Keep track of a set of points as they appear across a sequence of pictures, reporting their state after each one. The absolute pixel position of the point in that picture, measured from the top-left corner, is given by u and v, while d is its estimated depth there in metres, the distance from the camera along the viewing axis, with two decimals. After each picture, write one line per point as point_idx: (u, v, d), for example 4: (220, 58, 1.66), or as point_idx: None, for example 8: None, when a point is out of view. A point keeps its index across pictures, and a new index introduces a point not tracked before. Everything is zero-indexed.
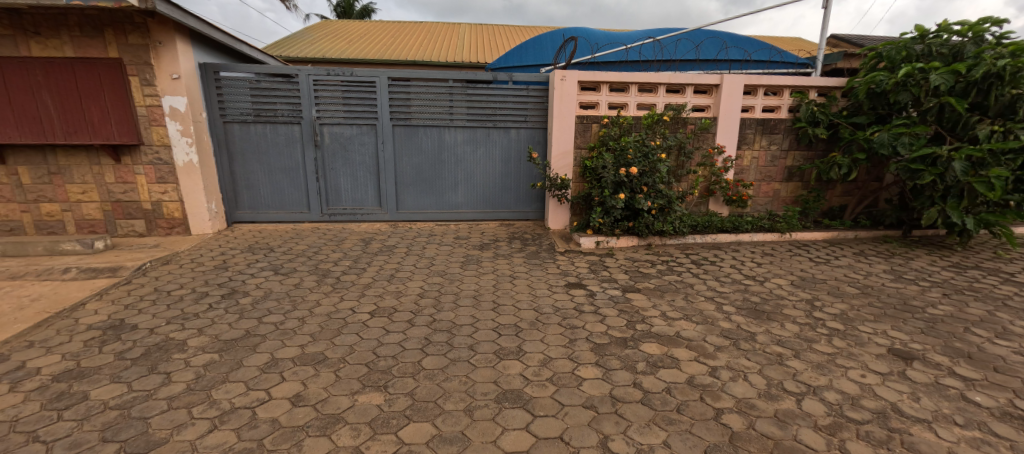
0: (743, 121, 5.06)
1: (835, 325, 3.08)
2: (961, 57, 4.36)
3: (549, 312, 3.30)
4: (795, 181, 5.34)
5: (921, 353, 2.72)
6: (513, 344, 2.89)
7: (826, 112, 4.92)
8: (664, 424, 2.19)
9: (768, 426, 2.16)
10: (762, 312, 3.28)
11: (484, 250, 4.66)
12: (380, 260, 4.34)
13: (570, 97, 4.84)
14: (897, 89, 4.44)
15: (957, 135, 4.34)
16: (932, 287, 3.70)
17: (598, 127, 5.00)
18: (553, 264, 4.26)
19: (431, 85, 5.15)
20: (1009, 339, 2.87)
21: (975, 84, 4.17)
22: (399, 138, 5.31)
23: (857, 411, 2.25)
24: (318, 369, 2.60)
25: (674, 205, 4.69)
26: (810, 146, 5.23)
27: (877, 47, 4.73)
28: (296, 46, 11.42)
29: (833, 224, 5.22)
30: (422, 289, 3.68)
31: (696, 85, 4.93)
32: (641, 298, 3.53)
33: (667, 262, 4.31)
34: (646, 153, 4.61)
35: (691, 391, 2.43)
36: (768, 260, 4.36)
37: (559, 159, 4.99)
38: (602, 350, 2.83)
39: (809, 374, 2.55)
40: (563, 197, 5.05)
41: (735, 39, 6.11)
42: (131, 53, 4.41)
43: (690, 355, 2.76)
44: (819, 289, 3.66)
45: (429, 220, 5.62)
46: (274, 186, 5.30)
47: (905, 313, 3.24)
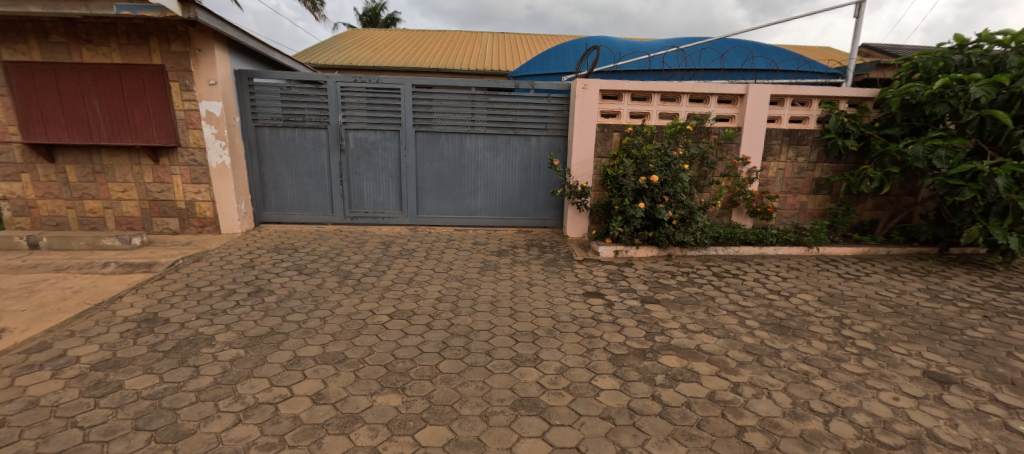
0: (769, 131, 4.94)
1: (866, 344, 2.95)
2: (1004, 69, 4.14)
3: (566, 320, 3.28)
4: (823, 194, 5.17)
5: (959, 378, 2.58)
6: (530, 351, 2.88)
7: (857, 123, 4.76)
8: (684, 439, 2.15)
9: (792, 446, 2.09)
10: (787, 328, 3.17)
11: (502, 256, 4.67)
12: (400, 263, 4.41)
13: (592, 106, 4.81)
14: (934, 100, 4.24)
15: (999, 150, 4.12)
16: (972, 308, 3.50)
17: (620, 136, 4.96)
18: (570, 272, 4.25)
19: (454, 92, 5.22)
20: None
21: (1019, 95, 3.95)
22: (421, 144, 5.39)
23: (888, 435, 2.15)
24: (338, 368, 2.65)
25: (695, 216, 4.60)
26: (839, 158, 5.06)
27: (913, 57, 4.54)
28: (326, 54, 11.80)
29: (864, 239, 5.03)
30: (440, 293, 3.72)
31: (720, 94, 4.84)
32: (660, 310, 3.46)
33: (688, 274, 4.22)
34: (668, 162, 4.55)
35: (712, 406, 2.38)
36: (794, 274, 4.22)
37: (579, 167, 4.98)
38: (619, 361, 2.79)
39: (838, 394, 2.45)
40: (583, 205, 4.99)
41: (762, 49, 5.99)
42: (173, 60, 4.64)
43: (712, 370, 2.69)
44: (849, 307, 3.51)
45: (448, 225, 5.68)
46: (300, 189, 5.46)
47: (941, 334, 3.08)
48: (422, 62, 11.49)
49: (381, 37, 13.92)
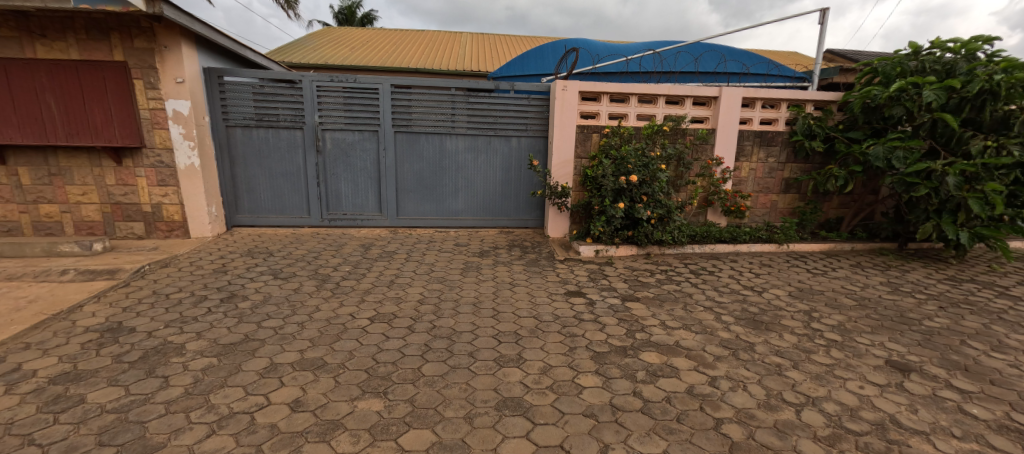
0: (741, 132, 5.10)
1: (833, 336, 3.09)
2: (953, 74, 4.38)
3: (548, 320, 3.30)
4: (792, 193, 5.37)
5: (918, 365, 2.73)
6: (513, 352, 2.89)
7: (822, 126, 4.98)
8: (664, 433, 2.20)
9: (767, 436, 2.18)
10: (760, 323, 3.29)
11: (484, 257, 4.66)
12: (380, 265, 4.34)
13: (571, 106, 4.86)
14: (892, 103, 4.46)
15: (951, 151, 4.39)
16: (929, 300, 3.72)
17: (599, 136, 5.02)
18: (552, 272, 4.28)
19: (433, 93, 5.18)
20: (1004, 352, 2.88)
21: (968, 100, 4.20)
22: (401, 145, 5.32)
23: (855, 422, 2.27)
24: (318, 374, 2.59)
25: (673, 215, 4.71)
26: (806, 159, 5.28)
27: (873, 62, 4.78)
28: (301, 52, 11.52)
29: (830, 236, 5.26)
30: (422, 295, 3.68)
31: (695, 97, 4.97)
32: (640, 307, 3.53)
33: (666, 272, 4.32)
34: (646, 163, 4.64)
35: (691, 400, 2.45)
36: (766, 271, 4.38)
37: (559, 167, 5.01)
38: (601, 359, 2.83)
39: (808, 385, 2.56)
40: (565, 205, 5.03)
41: (734, 53, 6.20)
42: (137, 57, 4.43)
43: (690, 365, 2.76)
44: (817, 300, 3.68)
45: (429, 226, 5.62)
46: (275, 191, 5.31)
47: (901, 325, 3.26)
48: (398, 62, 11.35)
49: (357, 36, 13.69)
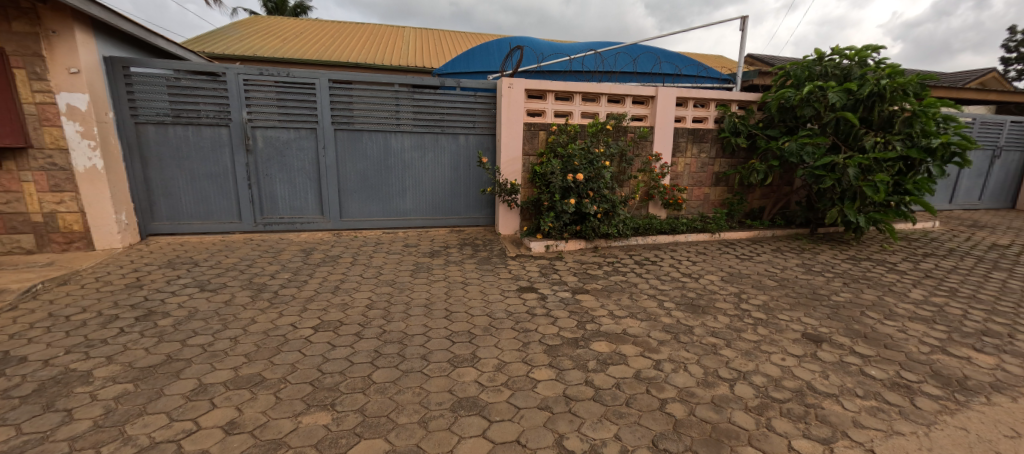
0: (676, 130, 5.44)
1: (760, 315, 3.40)
2: (850, 79, 4.98)
3: (501, 317, 3.31)
4: (721, 186, 5.81)
5: (828, 336, 3.10)
6: (467, 351, 2.86)
7: (745, 124, 5.45)
8: (615, 418, 2.31)
9: (706, 411, 2.36)
10: (698, 306, 3.54)
11: (435, 257, 4.56)
12: (323, 271, 4.09)
13: (518, 104, 4.90)
14: (803, 104, 4.99)
15: (849, 146, 4.95)
16: (835, 277, 4.23)
17: (546, 134, 5.12)
18: (503, 269, 4.29)
19: (375, 89, 4.96)
20: (894, 319, 3.35)
21: (862, 101, 4.78)
22: (342, 143, 5.06)
23: (779, 391, 2.53)
24: (255, 392, 2.40)
25: (617, 209, 4.90)
26: (733, 155, 5.74)
27: (785, 67, 5.31)
28: (222, 42, 10.58)
29: (754, 224, 5.78)
30: (370, 300, 3.53)
31: (634, 96, 5.23)
32: (590, 299, 3.66)
33: (612, 263, 4.51)
34: (591, 159, 4.79)
35: (638, 384, 2.58)
36: (701, 258, 4.71)
37: (508, 165, 5.03)
38: (554, 351, 2.90)
39: (739, 361, 2.80)
40: (515, 202, 5.08)
41: (668, 55, 6.58)
42: (14, 42, 3.80)
43: (636, 351, 2.91)
44: (745, 283, 4.03)
45: (375, 228, 5.40)
46: (198, 194, 4.83)
47: (814, 301, 3.67)
48: (332, 55, 10.77)
49: (285, 26, 12.82)
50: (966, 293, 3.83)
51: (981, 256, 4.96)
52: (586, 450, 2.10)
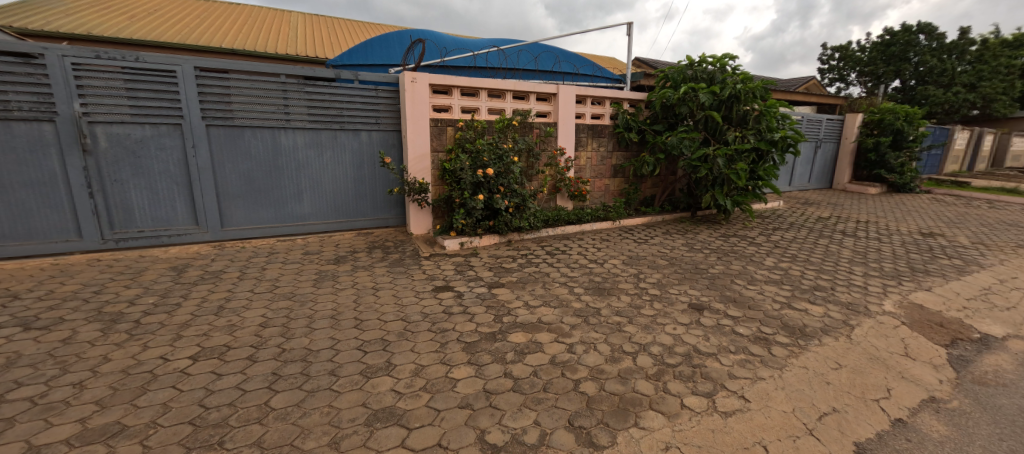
0: (578, 126, 5.73)
1: (655, 291, 3.79)
2: (715, 82, 5.71)
3: (417, 320, 3.19)
4: (619, 178, 6.26)
5: (708, 304, 3.58)
6: (380, 360, 2.71)
7: (635, 120, 5.99)
8: (533, 404, 2.40)
9: (614, 385, 2.58)
10: (603, 289, 3.82)
11: (341, 264, 4.21)
12: (201, 290, 3.53)
13: (422, 100, 4.73)
14: (680, 103, 5.62)
15: (717, 140, 5.68)
16: (712, 253, 4.87)
17: (454, 130, 5.01)
18: (416, 269, 4.13)
19: (256, 79, 4.40)
20: (755, 284, 4.00)
21: (725, 102, 5.51)
22: (218, 141, 4.42)
23: (672, 356, 2.86)
24: (114, 444, 1.99)
25: (528, 202, 4.99)
26: (626, 148, 6.22)
27: (664, 70, 5.92)
28: (35, 12, 8.53)
29: (648, 210, 6.34)
30: (265, 318, 3.13)
31: (538, 93, 5.39)
32: (505, 292, 3.70)
33: (526, 256, 4.60)
34: (500, 155, 4.78)
35: (554, 369, 2.71)
36: (605, 245, 5.06)
37: (416, 162, 4.83)
38: (473, 348, 2.89)
39: (640, 334, 3.10)
40: (425, 201, 4.88)
41: (567, 54, 6.86)
42: None
43: (551, 337, 3.04)
44: (642, 264, 4.44)
45: (266, 236, 4.85)
46: (16, 207, 3.90)
47: (696, 275, 4.20)
48: (192, 32, 9.29)
49: None
50: (803, 258, 4.74)
51: (814, 227, 6.17)
52: (508, 440, 2.16)
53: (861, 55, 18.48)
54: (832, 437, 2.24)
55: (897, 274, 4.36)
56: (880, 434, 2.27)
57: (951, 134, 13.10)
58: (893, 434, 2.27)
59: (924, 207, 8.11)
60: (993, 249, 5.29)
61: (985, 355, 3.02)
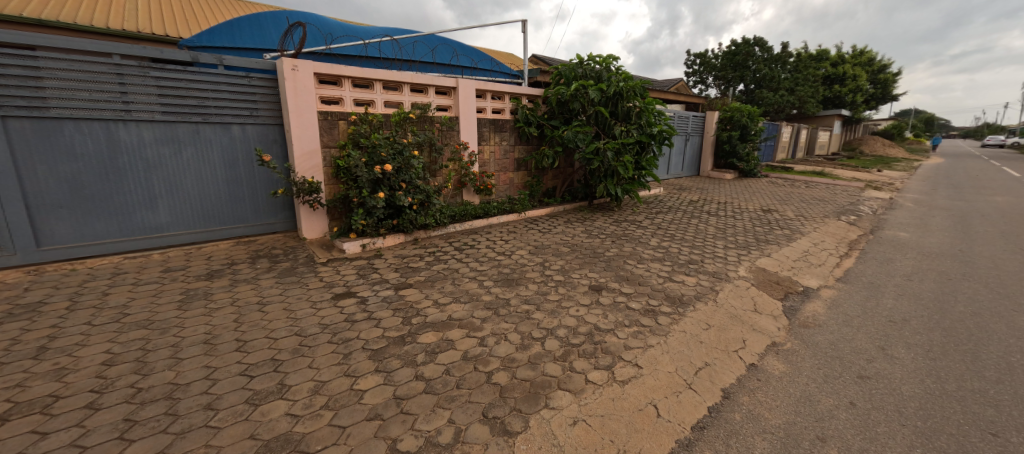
0: (479, 120, 5.66)
1: (560, 277, 3.96)
2: (602, 80, 6.07)
3: (314, 332, 2.90)
4: (522, 171, 6.34)
5: (606, 284, 3.85)
6: (270, 384, 2.40)
7: (534, 115, 6.10)
8: (447, 403, 2.36)
9: (525, 371, 2.65)
10: (512, 279, 3.87)
11: (215, 279, 3.62)
12: (12, 330, 2.77)
13: (308, 89, 4.29)
14: (573, 99, 5.87)
15: (606, 134, 6.07)
16: (607, 237, 5.23)
17: (346, 124, 4.62)
18: (311, 278, 3.73)
19: (77, 59, 3.58)
20: (644, 263, 4.41)
21: (612, 98, 5.89)
22: (23, 137, 3.53)
23: (576, 336, 3.03)
24: None
25: (433, 198, 4.80)
26: (528, 142, 6.31)
27: (557, 67, 6.12)
28: None
29: (551, 201, 6.56)
30: (109, 355, 2.56)
31: (437, 86, 5.18)
32: (414, 292, 3.54)
33: (434, 253, 4.43)
34: (399, 150, 4.49)
35: (466, 365, 2.68)
36: (513, 236, 5.10)
37: (305, 159, 4.37)
38: (380, 355, 2.73)
39: (547, 320, 3.22)
40: (318, 202, 4.47)
41: (464, 48, 6.90)
42: None
43: (462, 333, 3.00)
44: (547, 252, 4.59)
45: (108, 253, 4.00)
46: None
47: (594, 258, 4.49)
48: None
49: None
50: (679, 237, 5.37)
51: (688, 210, 7.00)
52: (422, 445, 2.09)
53: (715, 61, 21.08)
54: (705, 388, 2.63)
55: (746, 245, 5.20)
56: (739, 378, 2.72)
57: (778, 127, 15.82)
58: (748, 377, 2.73)
59: (765, 190, 9.71)
60: (807, 220, 6.60)
61: (806, 304, 3.77)
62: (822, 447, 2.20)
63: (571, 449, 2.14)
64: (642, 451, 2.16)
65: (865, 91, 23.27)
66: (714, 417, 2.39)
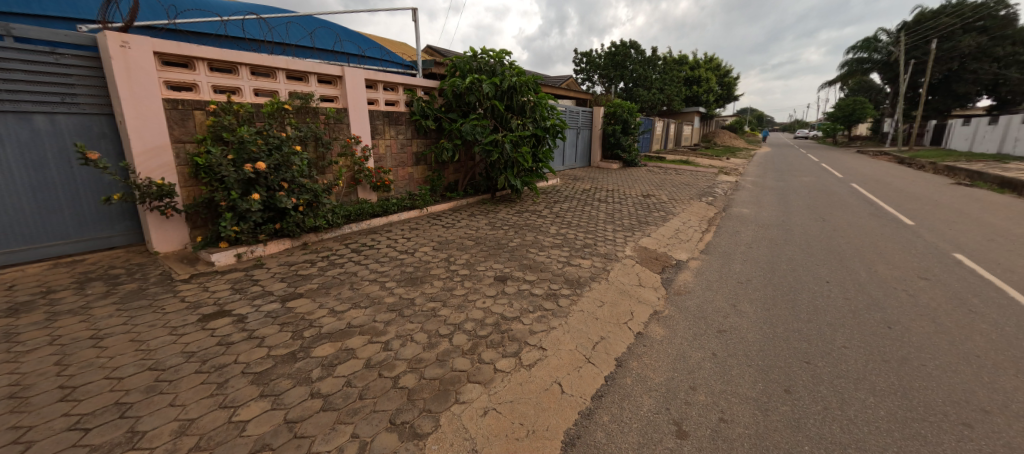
0: (371, 113, 5.29)
1: (466, 271, 3.88)
2: (497, 74, 6.02)
3: (175, 364, 2.47)
4: (422, 165, 6.09)
5: (511, 274, 3.87)
6: (113, 435, 2.01)
7: (431, 108, 5.85)
8: (349, 417, 2.18)
9: (434, 370, 2.54)
10: (416, 278, 3.70)
11: (24, 315, 2.92)
12: None
13: (146, 72, 3.61)
14: (469, 92, 5.75)
15: (504, 127, 6.06)
16: (510, 228, 5.27)
17: (205, 115, 3.98)
18: (170, 299, 3.17)
19: None
20: (546, 250, 4.52)
21: (507, 92, 5.88)
22: None
23: (484, 328, 2.99)
24: None
25: (321, 198, 4.38)
26: (426, 135, 6.07)
27: (451, 60, 5.93)
28: None
29: (454, 196, 6.40)
30: None
31: (318, 74, 4.70)
32: (305, 302, 3.19)
33: (328, 257, 4.05)
34: (276, 145, 3.99)
35: (370, 372, 2.49)
36: (416, 233, 4.87)
37: (149, 157, 3.70)
38: (265, 376, 2.42)
39: (454, 315, 3.13)
40: (172, 207, 3.81)
41: (349, 34, 6.43)
42: None
43: (364, 340, 2.78)
44: (452, 247, 4.47)
45: None
46: None
47: (499, 250, 4.48)
48: None
49: None
50: (575, 223, 5.62)
51: (581, 198, 7.38)
52: None
53: (598, 59, 22.40)
54: (602, 359, 2.77)
55: (631, 227, 5.63)
56: (629, 346, 2.92)
57: (653, 122, 17.44)
58: (636, 345, 2.94)
59: (645, 177, 10.67)
60: (678, 203, 7.37)
61: (679, 274, 4.20)
62: (695, 395, 2.46)
63: (483, 440, 2.11)
64: (550, 429, 2.21)
65: (715, 89, 26.75)
66: (610, 385, 2.54)
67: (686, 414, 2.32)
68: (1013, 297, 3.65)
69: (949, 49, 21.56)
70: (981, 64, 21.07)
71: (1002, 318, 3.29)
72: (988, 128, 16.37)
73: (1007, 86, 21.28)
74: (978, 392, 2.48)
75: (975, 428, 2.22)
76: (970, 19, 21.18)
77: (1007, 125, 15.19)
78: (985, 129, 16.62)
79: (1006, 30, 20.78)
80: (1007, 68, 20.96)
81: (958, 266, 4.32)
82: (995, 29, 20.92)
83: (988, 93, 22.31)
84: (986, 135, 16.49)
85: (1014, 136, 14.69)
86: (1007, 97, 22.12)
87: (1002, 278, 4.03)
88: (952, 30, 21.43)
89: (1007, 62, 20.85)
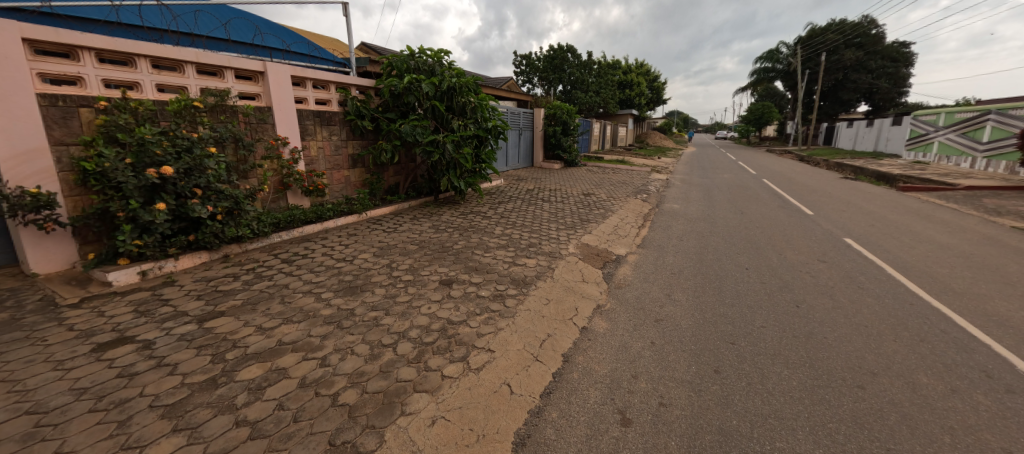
0: (300, 112, 4.95)
1: (409, 277, 3.71)
2: (436, 74, 5.85)
3: (58, 405, 2.12)
4: (359, 167, 5.80)
5: (456, 277, 3.75)
6: None
7: (367, 107, 5.59)
8: (282, 443, 1.98)
9: (377, 383, 2.38)
10: (355, 287, 3.48)
11: None
12: None
13: (13, 64, 3.13)
14: (407, 92, 5.54)
15: (444, 128, 5.90)
16: (454, 230, 5.13)
17: (94, 113, 3.50)
18: (56, 329, 2.75)
19: None
20: (492, 252, 4.44)
21: (447, 93, 5.73)
22: None
23: (430, 334, 2.86)
24: None
25: (244, 205, 4.02)
26: (362, 137, 5.78)
27: (387, 58, 5.68)
28: None
29: (395, 199, 6.16)
30: None
31: (236, 69, 4.32)
32: (227, 321, 2.89)
33: (254, 269, 3.72)
34: (186, 147, 3.62)
35: (305, 392, 2.28)
36: (354, 239, 4.61)
37: (18, 163, 3.19)
38: (179, 408, 2.14)
39: (397, 323, 2.96)
40: (54, 221, 3.32)
41: (272, 27, 6.01)
42: None
43: (297, 357, 2.55)
44: (394, 252, 4.27)
45: None
46: None
47: (444, 253, 4.34)
48: None
49: None
50: (519, 223, 5.59)
51: (524, 198, 7.39)
52: None
53: (535, 62, 22.70)
54: (549, 356, 2.73)
55: (572, 225, 5.70)
56: (575, 341, 2.91)
57: (591, 123, 17.95)
58: (582, 339, 2.94)
59: (585, 176, 10.93)
60: (615, 201, 7.58)
61: (620, 268, 4.29)
62: (636, 383, 2.48)
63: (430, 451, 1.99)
64: (500, 431, 2.13)
65: (644, 93, 28.11)
66: (558, 382, 2.50)
67: (629, 402, 2.33)
68: (893, 272, 4.09)
69: (835, 61, 23.97)
70: (859, 75, 23.80)
71: (886, 292, 3.66)
72: (866, 130, 18.42)
73: (880, 93, 24.28)
74: (869, 356, 2.72)
75: (868, 388, 2.43)
76: (851, 37, 23.84)
77: (878, 127, 17.15)
78: (862, 130, 18.72)
79: (877, 46, 23.72)
80: (880, 79, 23.87)
81: (859, 250, 4.76)
82: (869, 45, 23.85)
83: (867, 100, 25.20)
84: (863, 136, 18.60)
85: (883, 137, 16.73)
86: (880, 104, 25.15)
87: (886, 257, 4.51)
88: (836, 45, 24.00)
89: (879, 74, 23.72)
